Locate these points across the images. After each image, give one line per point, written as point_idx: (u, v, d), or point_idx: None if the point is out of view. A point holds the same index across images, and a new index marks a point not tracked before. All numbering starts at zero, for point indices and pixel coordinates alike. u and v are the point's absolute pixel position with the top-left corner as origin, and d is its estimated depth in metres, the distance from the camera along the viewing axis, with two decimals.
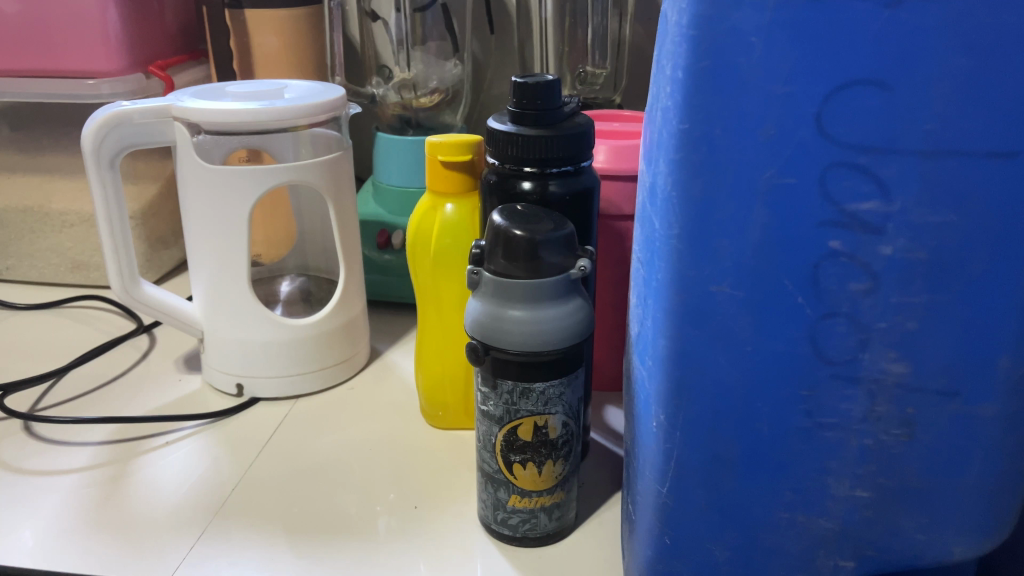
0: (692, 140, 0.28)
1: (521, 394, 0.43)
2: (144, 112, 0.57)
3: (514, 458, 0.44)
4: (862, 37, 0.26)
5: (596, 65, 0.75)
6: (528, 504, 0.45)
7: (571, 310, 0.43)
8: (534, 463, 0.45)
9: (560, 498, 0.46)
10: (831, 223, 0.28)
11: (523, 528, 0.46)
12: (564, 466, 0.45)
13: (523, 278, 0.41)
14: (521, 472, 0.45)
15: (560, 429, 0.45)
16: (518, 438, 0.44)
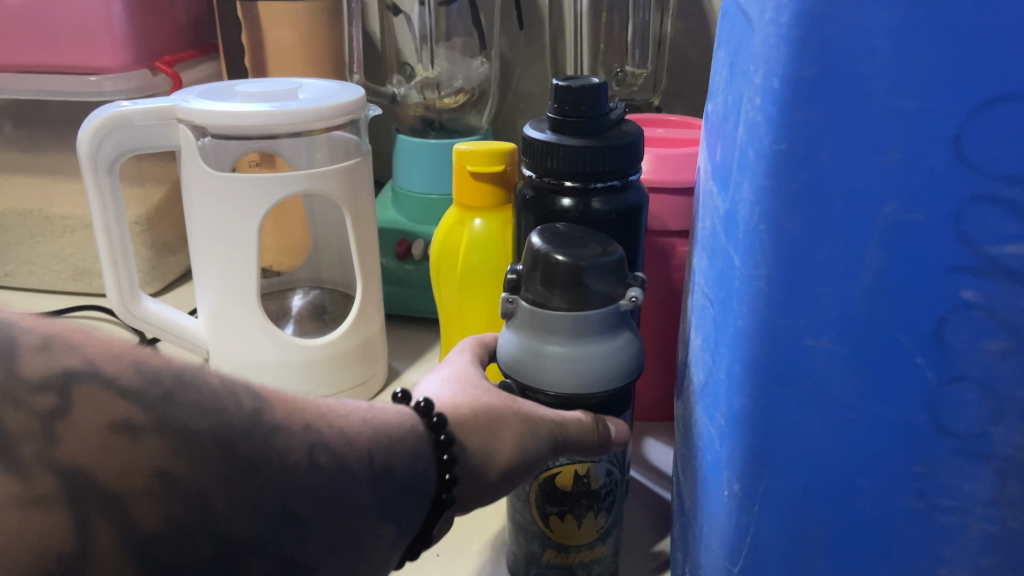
0: (792, 163, 0.23)
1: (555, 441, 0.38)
2: (146, 113, 0.52)
3: (551, 509, 0.39)
4: (1022, 37, 0.21)
5: (636, 64, 0.70)
6: (566, 560, 0.40)
7: (622, 345, 0.37)
8: (573, 515, 0.39)
9: (603, 553, 0.41)
10: (964, 268, 0.23)
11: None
12: (609, 519, 0.40)
13: (565, 311, 0.35)
14: (558, 524, 0.39)
15: (603, 477, 0.39)
16: (556, 488, 0.39)
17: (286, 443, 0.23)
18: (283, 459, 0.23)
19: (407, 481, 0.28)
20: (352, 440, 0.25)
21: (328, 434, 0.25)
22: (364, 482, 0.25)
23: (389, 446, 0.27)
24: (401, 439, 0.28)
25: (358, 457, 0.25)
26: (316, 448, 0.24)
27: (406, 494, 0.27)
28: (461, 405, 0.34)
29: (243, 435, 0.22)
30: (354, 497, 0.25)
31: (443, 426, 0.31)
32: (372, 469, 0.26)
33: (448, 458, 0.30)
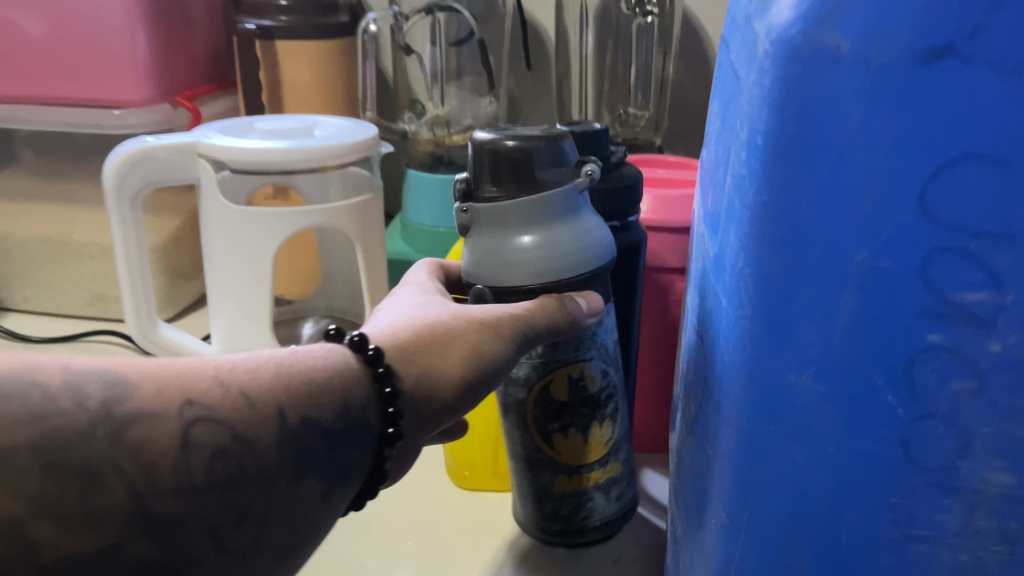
0: (775, 213, 0.25)
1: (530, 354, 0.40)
2: (168, 148, 0.54)
3: (552, 427, 0.41)
4: (980, 105, 0.23)
5: (638, 106, 0.73)
6: (578, 482, 0.42)
7: (583, 226, 0.37)
8: (575, 429, 0.41)
9: (616, 473, 0.43)
10: (932, 314, 0.25)
11: (580, 518, 0.43)
12: (614, 432, 0.42)
13: (522, 194, 0.36)
14: (563, 445, 0.41)
15: (598, 380, 0.41)
16: (553, 400, 0.40)
17: (156, 433, 0.24)
18: (156, 455, 0.24)
19: (336, 430, 0.28)
20: (251, 401, 0.27)
21: (219, 405, 0.26)
22: (271, 442, 0.26)
23: (308, 394, 0.28)
24: (325, 379, 0.29)
25: (261, 418, 0.26)
26: (197, 426, 0.25)
27: (341, 439, 0.28)
28: (406, 333, 0.33)
29: (117, 440, 0.23)
30: (264, 460, 0.26)
31: (381, 359, 0.31)
32: (286, 428, 0.27)
33: (390, 391, 0.30)
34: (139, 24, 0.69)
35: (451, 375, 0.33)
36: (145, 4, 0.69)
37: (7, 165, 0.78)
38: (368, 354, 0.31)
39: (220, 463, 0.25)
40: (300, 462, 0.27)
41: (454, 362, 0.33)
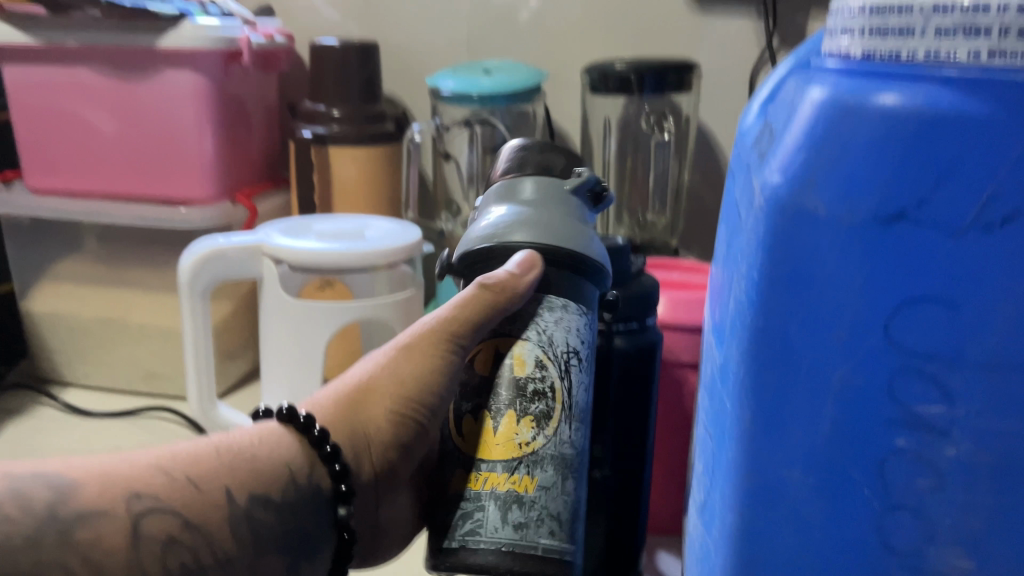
0: (767, 335, 0.31)
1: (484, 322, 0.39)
2: (237, 247, 0.61)
3: (467, 406, 0.38)
4: (930, 258, 0.29)
5: (656, 212, 0.80)
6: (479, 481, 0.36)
7: (575, 216, 0.39)
8: (491, 411, 0.37)
9: (527, 491, 0.35)
10: (899, 422, 0.30)
11: (461, 530, 0.35)
12: (538, 439, 0.36)
13: (522, 173, 0.41)
14: (472, 428, 0.37)
15: (529, 366, 0.37)
16: (476, 372, 0.38)
17: (103, 530, 0.30)
18: (108, 548, 0.29)
19: (289, 503, 0.34)
20: (199, 489, 0.33)
21: (166, 496, 0.32)
22: (221, 525, 0.32)
23: (250, 475, 0.34)
24: (264, 459, 0.35)
25: (210, 505, 0.32)
26: (145, 521, 0.31)
27: (293, 512, 0.35)
28: (346, 387, 0.40)
29: (65, 543, 0.29)
30: (216, 543, 0.32)
31: (313, 424, 0.36)
32: (235, 508, 0.33)
33: (340, 468, 0.36)
34: (206, 127, 0.75)
35: (379, 418, 0.39)
36: (213, 107, 0.75)
37: (73, 252, 0.84)
38: (312, 433, 0.36)
39: (173, 552, 0.31)
40: (256, 539, 0.33)
41: (377, 406, 0.39)
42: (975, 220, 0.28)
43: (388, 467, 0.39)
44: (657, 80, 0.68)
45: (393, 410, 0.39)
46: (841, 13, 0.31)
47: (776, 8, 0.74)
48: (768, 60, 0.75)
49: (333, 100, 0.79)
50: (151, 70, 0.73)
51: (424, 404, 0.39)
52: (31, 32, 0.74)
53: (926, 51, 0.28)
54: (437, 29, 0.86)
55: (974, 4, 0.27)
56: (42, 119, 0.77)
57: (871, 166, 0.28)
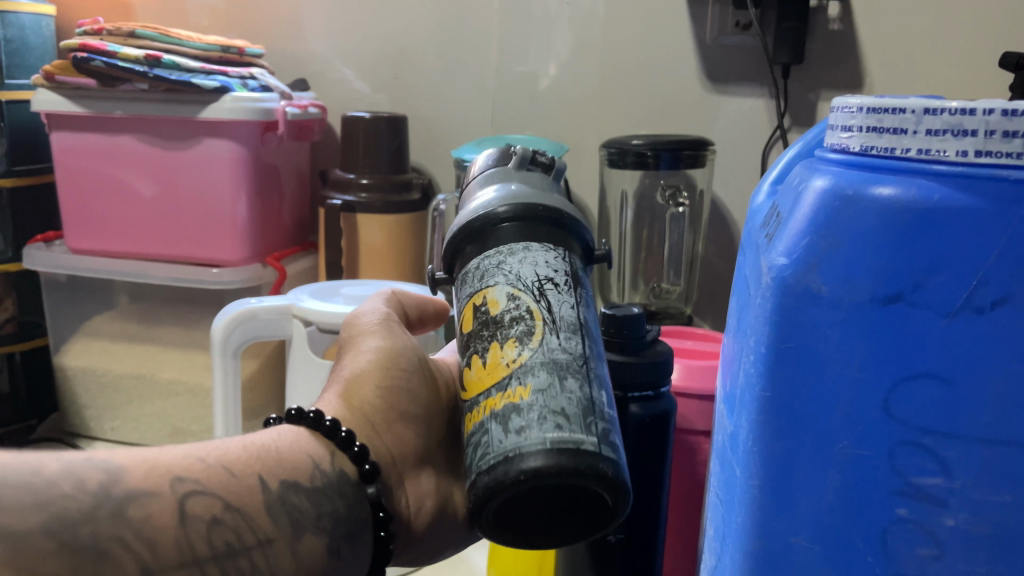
0: (775, 406, 0.34)
1: (462, 284, 0.39)
2: (269, 309, 0.64)
3: (464, 362, 0.37)
4: (926, 338, 0.31)
5: (670, 281, 0.81)
6: (481, 415, 0.35)
7: (522, 177, 0.42)
8: (479, 352, 0.36)
9: (521, 399, 0.33)
10: (900, 492, 0.32)
11: (476, 460, 0.33)
12: (523, 355, 0.34)
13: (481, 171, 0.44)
14: (471, 378, 0.36)
15: (502, 302, 0.36)
16: (465, 332, 0.38)
17: (153, 509, 0.31)
18: (159, 525, 0.31)
19: (318, 487, 0.37)
20: (234, 475, 0.35)
21: (207, 481, 0.34)
22: (258, 506, 0.35)
23: (276, 464, 0.37)
24: (288, 453, 0.38)
25: (247, 489, 0.35)
26: (190, 501, 0.32)
27: (325, 494, 0.37)
28: (337, 384, 0.44)
29: (118, 517, 0.30)
30: (257, 526, 0.34)
31: (321, 417, 0.40)
32: (269, 493, 0.35)
33: (358, 449, 0.39)
34: (240, 191, 0.78)
35: (369, 392, 0.43)
36: (248, 174, 0.78)
37: (106, 310, 0.87)
38: (321, 424, 0.39)
39: (217, 531, 0.33)
40: (293, 521, 0.35)
41: (364, 385, 0.44)
42: (966, 303, 0.30)
43: (404, 438, 0.44)
44: (673, 156, 0.71)
45: (381, 383, 0.44)
46: (842, 110, 0.34)
47: (787, 88, 0.77)
48: (779, 138, 0.79)
49: (362, 168, 0.83)
50: (193, 138, 0.77)
51: (403, 366, 0.45)
52: (79, 102, 0.78)
53: (919, 148, 0.30)
54: (463, 103, 0.90)
55: (962, 107, 0.29)
56: (84, 183, 0.81)
57: (869, 253, 0.31)
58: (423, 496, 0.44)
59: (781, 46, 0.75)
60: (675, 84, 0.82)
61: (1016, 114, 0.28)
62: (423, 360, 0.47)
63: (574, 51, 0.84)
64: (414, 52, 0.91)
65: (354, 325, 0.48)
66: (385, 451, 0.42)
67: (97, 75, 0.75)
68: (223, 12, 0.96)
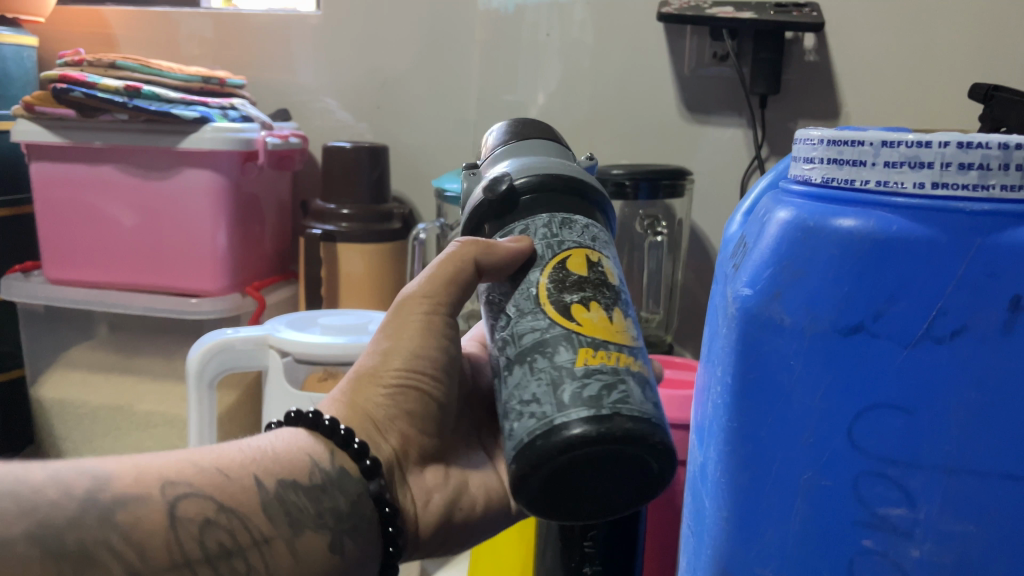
0: (740, 436, 0.34)
1: (558, 224, 0.37)
2: (245, 339, 0.63)
3: (569, 298, 0.35)
4: (887, 367, 0.31)
5: (650, 309, 0.80)
6: (604, 360, 0.33)
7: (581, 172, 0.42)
8: (597, 304, 0.35)
9: (637, 372, 0.34)
10: (864, 523, 0.32)
11: (608, 399, 0.31)
12: (635, 338, 0.35)
13: (537, 135, 0.43)
14: (583, 316, 0.34)
15: (614, 276, 0.37)
16: (570, 273, 0.36)
17: (142, 512, 0.31)
18: (147, 529, 0.31)
19: (318, 483, 0.36)
20: (229, 477, 0.34)
21: (199, 483, 0.33)
22: (254, 506, 0.34)
23: (274, 462, 0.36)
24: (287, 452, 0.37)
25: (242, 488, 0.34)
26: (181, 504, 0.32)
27: (324, 491, 0.36)
28: (349, 380, 0.42)
29: (106, 521, 0.30)
30: (252, 526, 0.34)
31: (321, 417, 0.39)
32: (266, 493, 0.35)
33: (360, 445, 0.38)
34: (220, 221, 0.78)
35: (377, 395, 0.41)
36: (229, 204, 0.78)
37: (82, 340, 0.86)
38: (322, 423, 0.38)
39: (210, 531, 0.32)
40: (292, 519, 0.35)
41: (372, 387, 0.41)
42: (926, 333, 0.30)
43: (410, 437, 0.41)
44: (652, 185, 0.72)
45: (391, 386, 0.41)
46: (804, 142, 0.34)
47: (764, 118, 0.78)
48: (757, 167, 0.79)
49: (342, 198, 0.83)
50: (172, 169, 0.77)
51: (420, 370, 0.41)
52: (58, 133, 0.78)
53: (877, 180, 0.31)
54: (446, 133, 0.91)
55: (918, 139, 0.30)
56: (64, 212, 0.80)
57: (829, 282, 0.31)
58: (430, 492, 0.42)
59: (758, 77, 0.76)
60: (656, 114, 0.82)
61: (970, 147, 0.29)
62: (448, 362, 0.42)
63: (562, 79, 0.84)
64: (397, 83, 0.91)
65: (401, 307, 0.42)
66: (389, 451, 0.40)
67: (77, 105, 0.75)
68: (211, 41, 0.96)
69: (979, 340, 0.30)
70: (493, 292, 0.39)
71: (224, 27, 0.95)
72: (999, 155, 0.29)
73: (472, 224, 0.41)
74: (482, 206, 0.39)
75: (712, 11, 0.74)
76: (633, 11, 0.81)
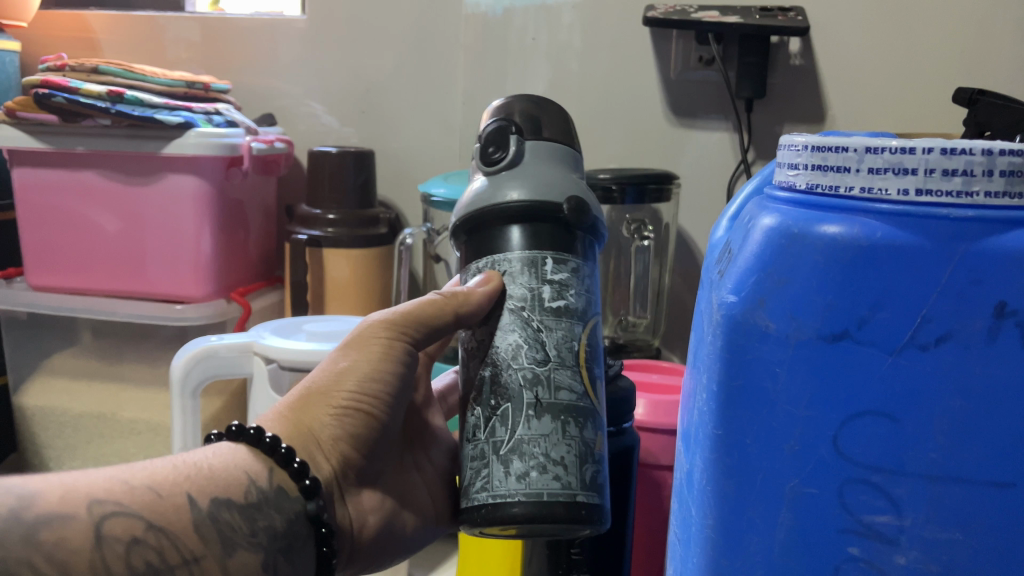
0: (725, 445, 0.34)
1: (590, 284, 0.39)
2: (230, 346, 0.63)
3: (592, 370, 0.38)
4: (872, 375, 0.31)
5: (637, 314, 0.80)
6: (600, 443, 0.38)
7: None
8: (598, 379, 0.39)
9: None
10: (849, 530, 0.32)
11: (601, 489, 0.37)
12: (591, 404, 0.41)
13: (570, 138, 0.41)
14: (597, 392, 0.38)
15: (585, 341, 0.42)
16: (593, 344, 0.39)
17: (68, 532, 0.31)
18: (73, 548, 0.30)
19: (253, 502, 0.36)
20: (161, 495, 0.34)
21: (128, 501, 0.33)
22: (185, 526, 0.34)
23: (207, 481, 0.36)
24: (221, 471, 0.37)
25: (173, 509, 0.34)
26: (108, 523, 0.32)
27: (260, 509, 0.37)
28: (296, 396, 0.41)
29: (29, 540, 0.30)
30: (182, 545, 0.33)
31: (262, 435, 0.38)
32: (198, 512, 0.35)
33: (298, 465, 0.37)
34: (205, 225, 0.77)
35: (325, 417, 0.40)
36: (213, 208, 0.78)
37: (68, 345, 0.83)
38: (262, 441, 0.38)
39: (138, 551, 0.32)
40: (224, 540, 0.35)
41: (320, 408, 0.40)
42: (911, 340, 0.30)
43: (349, 461, 0.41)
44: (638, 189, 0.71)
45: (339, 406, 0.40)
46: (788, 148, 0.34)
47: (750, 122, 0.78)
48: (743, 171, 0.80)
49: (328, 204, 0.83)
50: (157, 173, 0.76)
51: (370, 394, 0.41)
52: (40, 138, 0.77)
53: (862, 186, 0.31)
54: (431, 137, 0.90)
55: (902, 146, 0.30)
56: (47, 217, 0.80)
57: (813, 290, 0.31)
58: (366, 512, 0.43)
59: (744, 81, 0.76)
60: (644, 118, 0.82)
61: (954, 153, 0.29)
62: (396, 389, 0.42)
63: (551, 83, 0.84)
64: (383, 87, 0.91)
65: (361, 336, 0.42)
66: (328, 470, 0.40)
67: (58, 111, 0.75)
68: (199, 45, 0.96)
69: (965, 348, 0.30)
70: (521, 305, 0.37)
71: (210, 31, 0.95)
72: (983, 162, 0.29)
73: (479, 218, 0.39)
74: (512, 212, 0.37)
75: (698, 15, 0.74)
76: (622, 16, 0.81)
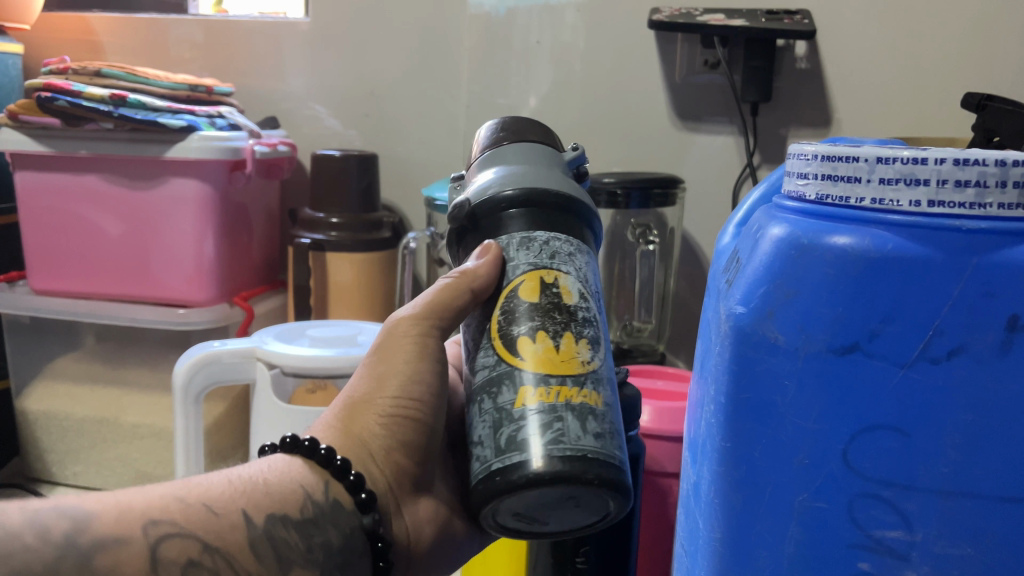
0: (733, 458, 0.33)
1: (515, 246, 0.35)
2: (232, 351, 0.62)
3: (516, 330, 0.33)
4: (882, 388, 0.30)
5: (641, 319, 0.79)
6: (546, 398, 0.31)
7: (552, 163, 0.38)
8: (547, 332, 0.33)
9: (597, 405, 0.32)
10: (859, 545, 0.32)
11: (540, 442, 0.30)
12: (594, 359, 0.33)
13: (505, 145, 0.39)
14: (527, 350, 0.33)
15: (577, 293, 0.34)
16: (521, 301, 0.34)
17: (123, 556, 0.30)
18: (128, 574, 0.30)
19: (310, 518, 0.35)
20: (216, 514, 0.33)
21: (184, 521, 0.32)
22: (241, 545, 0.33)
23: (264, 498, 0.35)
24: (277, 485, 0.36)
25: (229, 527, 0.33)
26: (163, 546, 0.31)
27: (315, 525, 0.35)
28: (340, 408, 0.40)
29: (85, 567, 0.29)
30: (240, 567, 0.33)
31: (318, 446, 0.37)
32: (255, 529, 0.34)
33: (355, 477, 0.36)
34: (208, 230, 0.77)
35: (373, 424, 0.39)
36: (216, 213, 0.77)
37: (70, 349, 0.83)
38: (318, 453, 0.37)
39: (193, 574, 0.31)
40: (281, 556, 0.34)
41: (368, 417, 0.39)
42: (922, 354, 0.30)
43: (403, 467, 0.40)
44: (643, 194, 0.71)
45: (386, 414, 0.39)
46: (798, 157, 0.34)
47: (755, 126, 0.78)
48: (748, 175, 0.79)
49: (331, 207, 0.82)
50: (159, 178, 0.76)
51: (415, 396, 0.40)
52: (43, 142, 0.76)
53: (873, 198, 0.30)
54: (435, 141, 0.90)
55: (913, 156, 0.29)
56: (50, 222, 0.79)
57: (824, 302, 0.30)
58: (421, 523, 0.41)
59: (749, 85, 0.75)
60: (648, 121, 0.82)
61: (967, 164, 0.28)
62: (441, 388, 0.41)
63: (553, 84, 0.84)
64: (387, 91, 0.90)
65: (390, 333, 0.41)
66: (383, 482, 0.39)
67: (61, 114, 0.74)
68: (201, 45, 0.95)
69: (976, 361, 0.29)
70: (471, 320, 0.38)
71: (213, 34, 0.94)
72: (996, 172, 0.28)
73: (455, 228, 0.39)
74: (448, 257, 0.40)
75: (703, 18, 0.73)
76: (625, 19, 0.80)
